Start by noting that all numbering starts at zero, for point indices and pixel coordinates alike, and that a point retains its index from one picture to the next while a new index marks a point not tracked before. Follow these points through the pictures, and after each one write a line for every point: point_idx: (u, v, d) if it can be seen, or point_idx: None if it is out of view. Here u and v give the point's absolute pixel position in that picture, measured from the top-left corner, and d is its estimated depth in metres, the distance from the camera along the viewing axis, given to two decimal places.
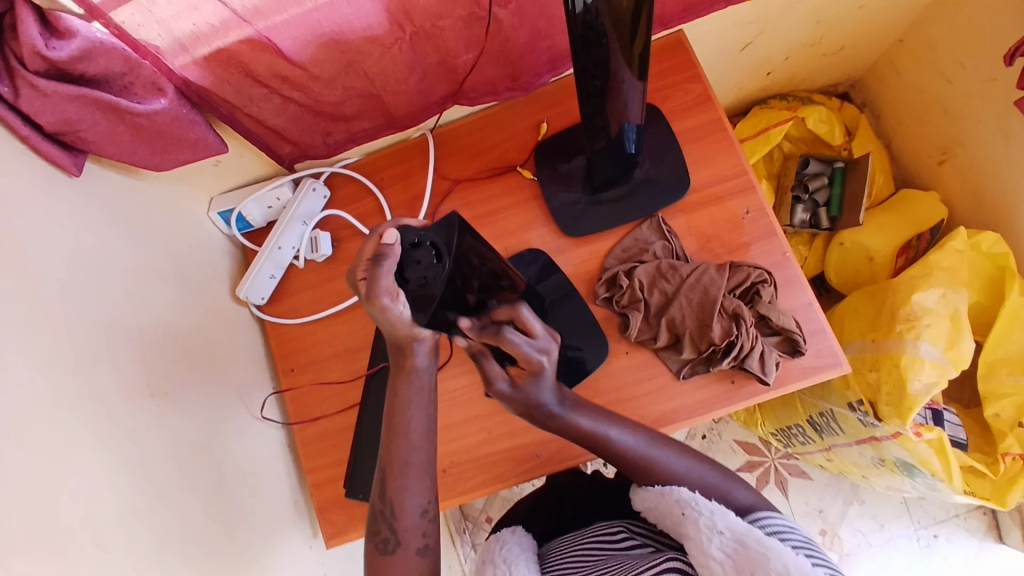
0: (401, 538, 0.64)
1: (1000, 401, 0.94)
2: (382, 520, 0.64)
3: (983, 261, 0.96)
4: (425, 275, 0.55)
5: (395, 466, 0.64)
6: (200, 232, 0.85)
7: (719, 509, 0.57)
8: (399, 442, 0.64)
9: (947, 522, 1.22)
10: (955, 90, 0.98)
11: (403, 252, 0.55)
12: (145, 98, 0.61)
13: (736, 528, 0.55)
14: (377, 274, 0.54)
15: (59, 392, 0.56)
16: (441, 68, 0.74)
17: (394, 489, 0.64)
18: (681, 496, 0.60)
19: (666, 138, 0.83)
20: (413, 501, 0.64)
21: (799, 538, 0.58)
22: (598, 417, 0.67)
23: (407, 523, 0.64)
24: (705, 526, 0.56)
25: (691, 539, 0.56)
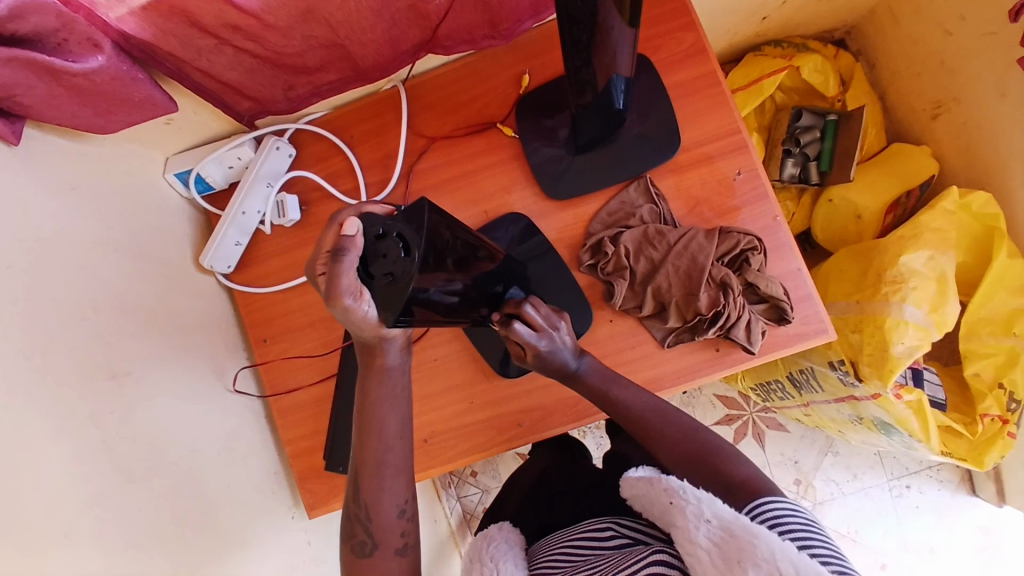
0: (378, 540, 0.64)
1: (981, 360, 0.96)
2: (358, 523, 0.64)
3: (971, 222, 0.95)
4: (394, 270, 0.50)
5: (368, 470, 0.63)
6: (156, 196, 0.79)
7: (706, 497, 0.54)
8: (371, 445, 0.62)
9: (919, 474, 1.27)
10: (953, 43, 0.94)
11: (368, 245, 0.50)
12: (81, 56, 0.54)
13: (723, 515, 0.52)
14: (339, 272, 0.50)
15: (9, 380, 0.52)
16: (412, 14, 0.67)
17: (369, 493, 0.63)
18: (669, 484, 0.58)
19: (657, 93, 0.78)
20: (389, 503, 0.63)
21: (800, 521, 0.54)
22: (608, 381, 0.72)
23: (383, 524, 0.63)
24: (692, 514, 0.53)
25: (678, 527, 0.53)
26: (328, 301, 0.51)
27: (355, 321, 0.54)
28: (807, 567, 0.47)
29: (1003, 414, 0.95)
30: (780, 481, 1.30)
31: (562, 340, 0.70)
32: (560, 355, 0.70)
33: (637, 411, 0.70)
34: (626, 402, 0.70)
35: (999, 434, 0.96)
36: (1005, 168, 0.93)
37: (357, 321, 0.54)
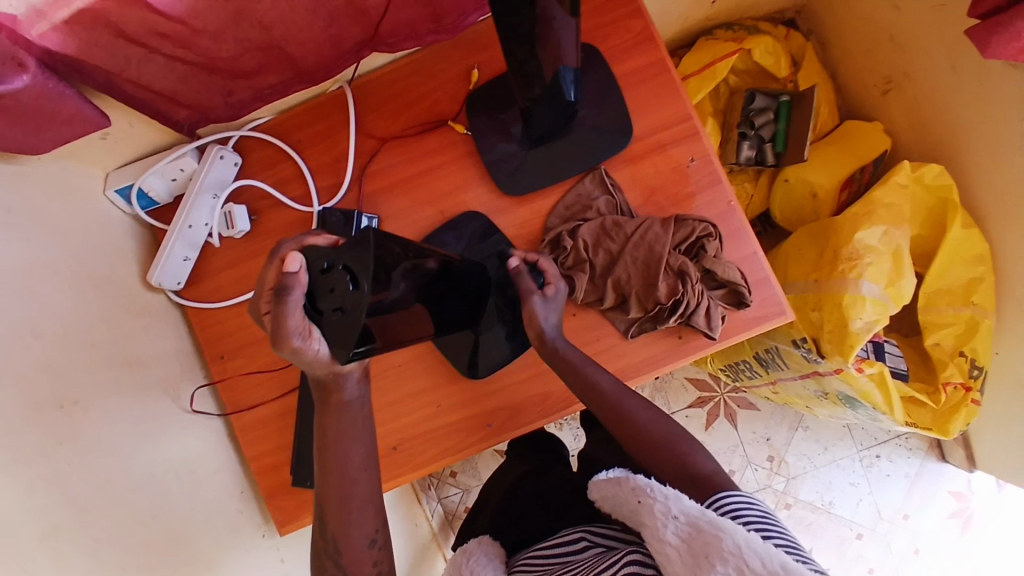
0: (350, 571, 0.63)
1: (939, 331, 0.99)
2: (327, 558, 0.63)
3: (925, 193, 0.97)
4: (342, 305, 0.49)
5: (331, 504, 0.61)
6: (97, 214, 0.75)
7: (673, 495, 0.53)
8: (335, 478, 0.61)
9: (887, 443, 1.30)
10: (901, 17, 0.95)
11: (312, 280, 0.49)
12: (5, 75, 0.51)
13: (690, 511, 0.51)
14: (284, 313, 0.49)
15: None
16: (349, 11, 0.65)
17: (337, 526, 0.62)
18: (636, 483, 0.57)
19: (608, 83, 0.78)
20: (358, 534, 0.62)
21: (756, 513, 0.56)
22: (578, 358, 0.71)
23: (353, 556, 0.62)
24: (660, 512, 0.52)
25: (647, 526, 0.53)
26: (275, 343, 0.50)
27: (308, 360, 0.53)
28: (772, 557, 0.46)
29: (966, 381, 0.98)
30: (753, 458, 1.33)
31: (546, 308, 0.73)
32: (546, 315, 0.73)
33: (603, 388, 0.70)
34: (599, 379, 0.70)
35: (963, 402, 0.98)
36: (957, 139, 0.95)
37: (309, 358, 0.53)
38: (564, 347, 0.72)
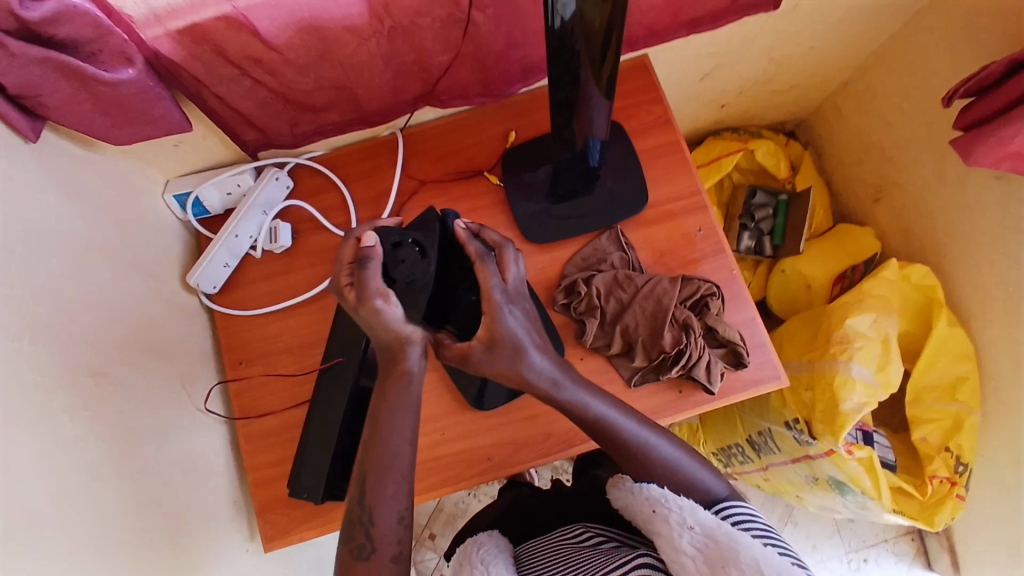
0: (376, 545, 0.62)
1: (928, 425, 1.03)
2: (358, 526, 0.62)
3: (913, 291, 1.04)
4: (412, 272, 0.62)
5: (373, 468, 0.63)
6: (153, 214, 0.82)
7: (688, 505, 0.59)
8: (381, 445, 0.63)
9: (875, 545, 1.29)
10: (892, 132, 1.09)
11: (387, 253, 0.62)
12: (112, 66, 0.60)
13: (706, 523, 0.57)
14: (365, 276, 0.59)
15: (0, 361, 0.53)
16: (416, 67, 0.76)
17: (374, 494, 0.62)
18: (650, 493, 0.62)
19: (628, 156, 0.87)
20: (391, 509, 0.62)
21: (761, 527, 0.62)
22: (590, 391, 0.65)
23: (384, 530, 0.62)
24: (676, 522, 0.58)
25: (662, 535, 0.58)
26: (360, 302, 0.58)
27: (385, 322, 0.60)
28: (784, 570, 0.53)
29: (951, 475, 1.01)
30: None
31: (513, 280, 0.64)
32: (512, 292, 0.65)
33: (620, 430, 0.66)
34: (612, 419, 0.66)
35: (948, 496, 1.01)
36: (943, 242, 1.05)
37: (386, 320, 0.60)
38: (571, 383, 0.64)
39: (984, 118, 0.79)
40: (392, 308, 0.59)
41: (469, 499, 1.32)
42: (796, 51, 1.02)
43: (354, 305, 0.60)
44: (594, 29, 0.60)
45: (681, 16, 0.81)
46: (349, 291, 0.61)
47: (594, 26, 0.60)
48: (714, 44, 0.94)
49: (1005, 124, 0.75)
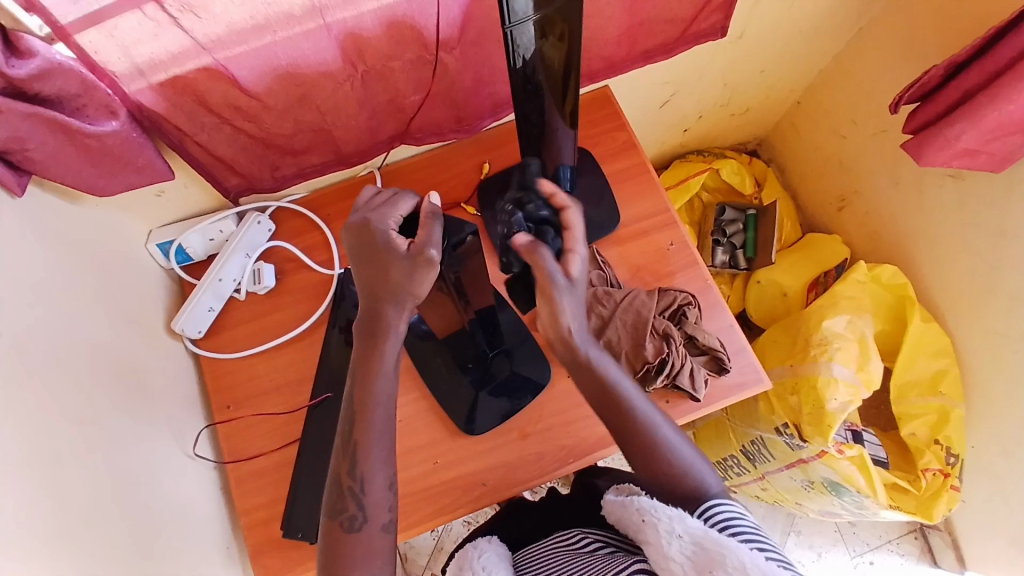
0: (368, 514, 0.63)
1: (914, 421, 1.05)
2: (350, 497, 0.63)
3: (884, 292, 1.09)
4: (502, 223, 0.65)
5: (366, 410, 0.63)
6: (137, 263, 0.83)
7: (676, 513, 0.61)
8: (376, 377, 0.63)
9: (880, 548, 1.29)
10: (847, 143, 1.15)
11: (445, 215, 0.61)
12: (96, 119, 0.62)
13: (694, 531, 0.59)
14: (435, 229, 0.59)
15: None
16: (390, 107, 0.80)
17: (365, 463, 0.63)
18: (641, 504, 0.63)
19: (598, 179, 0.91)
20: (381, 475, 0.63)
21: (749, 525, 0.62)
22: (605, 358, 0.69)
23: (375, 497, 0.63)
24: (665, 531, 0.59)
25: (652, 544, 0.60)
26: (429, 252, 0.58)
27: (418, 279, 0.59)
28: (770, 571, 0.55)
29: (944, 467, 1.02)
30: None
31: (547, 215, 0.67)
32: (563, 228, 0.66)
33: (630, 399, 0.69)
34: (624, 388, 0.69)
35: (943, 488, 1.01)
36: (910, 244, 1.10)
37: (421, 279, 0.59)
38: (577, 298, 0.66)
39: (930, 122, 0.85)
40: (433, 273, 0.59)
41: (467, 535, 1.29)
42: (748, 75, 1.08)
43: (400, 252, 0.59)
44: (555, 69, 0.65)
45: (637, 48, 0.87)
46: (398, 237, 0.60)
47: (554, 65, 0.65)
48: (670, 73, 0.99)
49: (949, 125, 0.80)
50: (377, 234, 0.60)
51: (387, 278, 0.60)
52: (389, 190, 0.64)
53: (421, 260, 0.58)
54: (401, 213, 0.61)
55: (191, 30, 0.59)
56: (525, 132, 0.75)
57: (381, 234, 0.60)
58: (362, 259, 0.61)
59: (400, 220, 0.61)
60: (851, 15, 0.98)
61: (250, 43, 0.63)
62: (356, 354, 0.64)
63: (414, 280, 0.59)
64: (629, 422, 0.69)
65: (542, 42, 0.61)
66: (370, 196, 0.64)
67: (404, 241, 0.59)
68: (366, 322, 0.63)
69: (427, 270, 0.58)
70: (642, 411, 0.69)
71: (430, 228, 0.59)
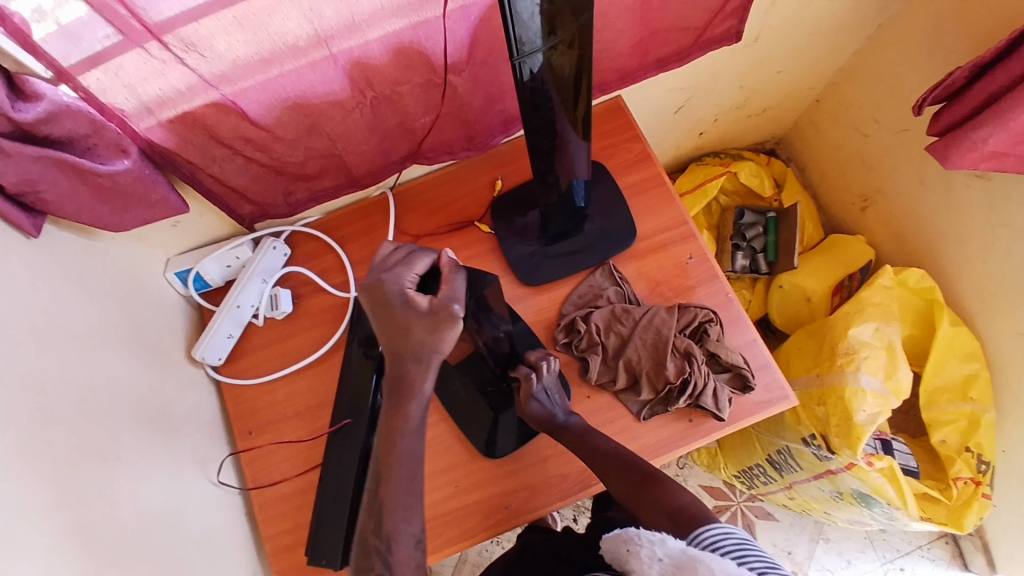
0: (394, 571, 0.64)
1: (945, 427, 1.02)
2: (376, 556, 0.64)
3: (912, 295, 1.05)
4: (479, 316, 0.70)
5: (391, 471, 0.64)
6: (156, 293, 0.84)
7: (658, 538, 0.59)
8: (400, 438, 0.64)
9: (911, 554, 1.27)
10: (870, 142, 1.11)
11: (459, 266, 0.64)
12: (108, 158, 0.63)
13: (673, 553, 0.57)
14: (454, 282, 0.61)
15: (18, 452, 0.54)
16: (400, 129, 0.79)
17: (390, 523, 0.64)
18: (626, 534, 0.61)
19: (613, 192, 0.89)
20: (408, 533, 0.64)
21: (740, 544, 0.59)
22: (589, 430, 0.77)
23: (402, 556, 0.64)
24: (647, 557, 0.58)
25: (636, 573, 0.58)
26: (456, 309, 0.59)
27: (442, 336, 0.60)
28: None
29: (975, 475, 0.99)
30: None
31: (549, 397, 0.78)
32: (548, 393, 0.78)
33: (603, 450, 0.74)
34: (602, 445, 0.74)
35: (974, 496, 0.99)
36: (939, 246, 1.06)
37: (444, 335, 0.60)
38: (576, 425, 0.77)
39: (955, 122, 0.81)
40: (456, 328, 0.60)
41: (491, 548, 1.29)
42: (765, 76, 1.05)
43: (421, 309, 0.59)
44: (565, 76, 0.63)
45: (649, 58, 0.84)
46: (415, 295, 0.60)
47: (564, 72, 0.62)
48: (684, 79, 0.97)
49: (975, 127, 0.77)
50: (394, 293, 0.60)
51: (410, 336, 0.60)
52: (406, 246, 0.63)
53: (445, 315, 0.59)
54: (418, 271, 0.61)
55: (196, 67, 0.59)
56: (538, 149, 0.72)
57: (394, 293, 0.60)
58: (383, 318, 0.61)
59: (417, 278, 0.61)
60: (870, 12, 0.94)
61: (256, 77, 0.62)
62: (381, 415, 0.65)
63: (437, 337, 0.60)
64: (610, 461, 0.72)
65: (551, 52, 0.59)
66: (387, 250, 0.64)
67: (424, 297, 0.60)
68: (393, 381, 0.63)
69: (451, 325, 0.60)
70: (614, 450, 0.74)
71: (453, 283, 0.61)
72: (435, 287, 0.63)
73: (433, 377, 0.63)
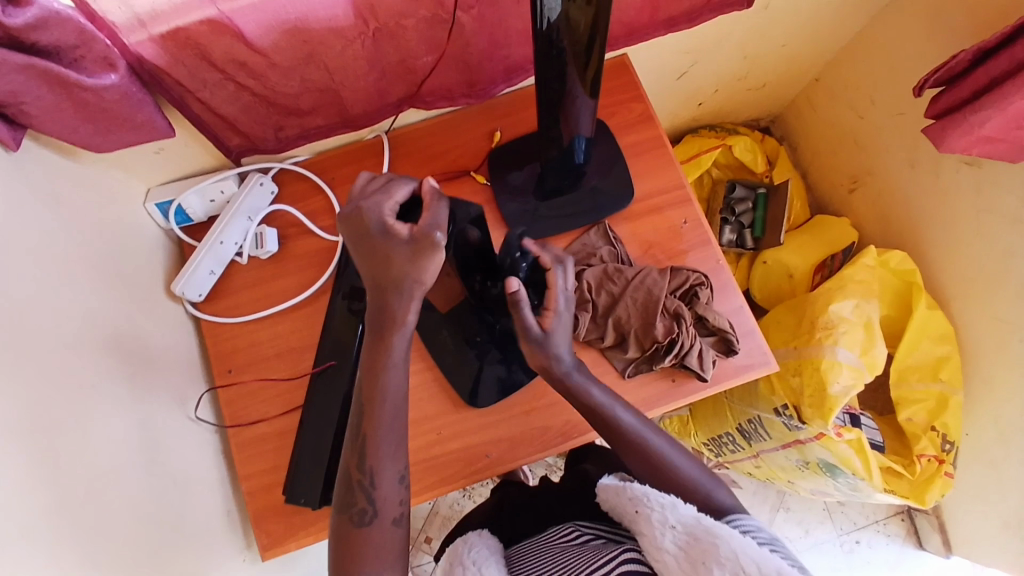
0: (378, 508, 0.62)
1: (913, 406, 1.05)
2: (359, 491, 0.62)
3: (892, 277, 1.08)
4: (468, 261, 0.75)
5: (376, 405, 0.63)
6: (136, 223, 0.81)
7: (669, 504, 0.60)
8: (384, 371, 0.63)
9: (867, 528, 1.32)
10: (864, 124, 1.12)
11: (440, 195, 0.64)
12: (95, 72, 0.59)
13: (686, 521, 0.58)
14: (434, 209, 0.61)
15: None
16: (401, 68, 0.76)
17: (374, 456, 0.62)
18: (633, 493, 0.63)
19: (614, 152, 0.88)
20: (391, 469, 0.62)
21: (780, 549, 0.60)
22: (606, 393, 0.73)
23: (385, 491, 0.62)
24: (658, 521, 0.59)
25: (645, 535, 0.59)
26: (436, 237, 0.59)
27: (423, 265, 0.60)
28: (766, 561, 0.53)
29: (939, 454, 1.03)
30: None
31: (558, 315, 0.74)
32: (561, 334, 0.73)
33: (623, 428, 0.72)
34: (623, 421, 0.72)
35: (937, 474, 1.02)
36: (921, 231, 1.08)
37: (426, 263, 0.60)
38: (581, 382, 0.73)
39: (954, 106, 0.82)
40: (438, 257, 0.61)
41: (464, 502, 1.30)
42: (769, 48, 1.04)
43: (401, 238, 0.60)
44: (579, 33, 0.61)
45: (659, 14, 0.83)
46: (395, 224, 0.60)
47: (579, 29, 0.60)
48: (691, 42, 0.96)
49: (974, 111, 0.77)
50: (375, 221, 0.60)
51: (390, 266, 0.61)
52: (383, 176, 0.64)
53: (426, 243, 0.60)
54: (396, 200, 0.61)
55: None
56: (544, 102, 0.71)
57: (375, 223, 0.60)
58: (363, 248, 0.62)
59: (396, 207, 0.61)
60: None
61: None
62: (364, 348, 0.64)
63: (419, 267, 0.61)
64: (626, 437, 0.72)
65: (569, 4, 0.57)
66: (365, 182, 0.64)
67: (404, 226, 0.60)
68: (376, 313, 0.64)
69: (432, 253, 0.60)
70: (637, 432, 0.72)
71: (435, 210, 0.61)
72: (415, 215, 0.63)
73: (417, 308, 0.63)
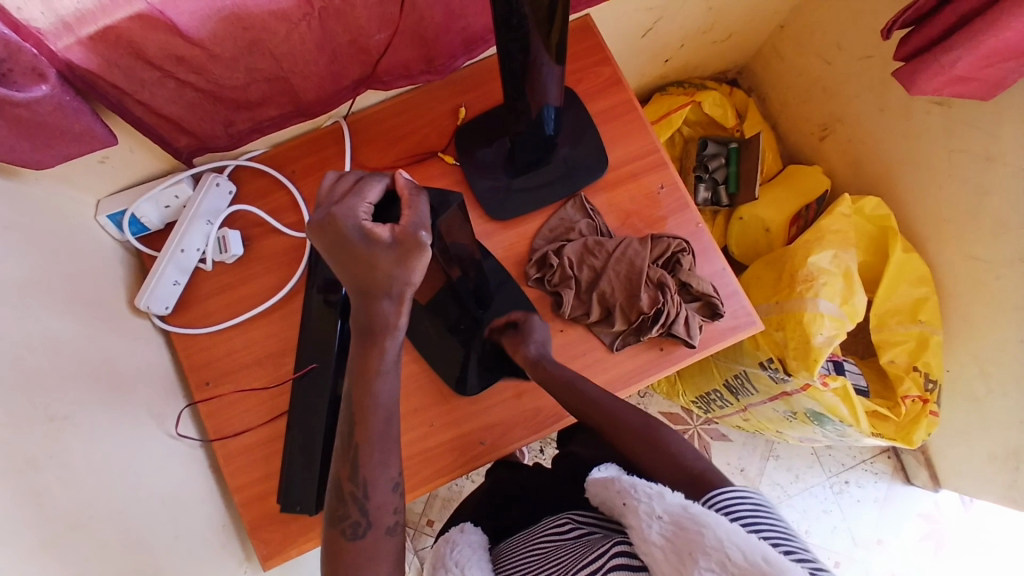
0: (372, 519, 0.61)
1: (894, 348, 1.07)
2: (352, 503, 0.60)
3: (866, 223, 1.09)
4: (462, 252, 0.71)
5: (366, 414, 0.60)
6: (89, 239, 0.76)
7: (656, 494, 0.58)
8: (375, 377, 0.60)
9: (855, 468, 1.37)
10: (832, 70, 1.11)
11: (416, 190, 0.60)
12: (25, 85, 0.54)
13: (672, 510, 0.55)
14: (416, 206, 0.57)
15: None
16: (353, 48, 0.71)
17: (367, 467, 0.60)
18: (621, 485, 0.62)
19: (584, 121, 0.86)
20: (385, 478, 0.61)
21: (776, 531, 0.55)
22: (565, 371, 0.74)
23: (380, 501, 0.61)
24: (645, 513, 0.56)
25: (633, 527, 0.57)
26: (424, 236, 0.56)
27: (410, 267, 0.56)
28: (753, 546, 0.50)
29: (922, 394, 1.06)
30: None
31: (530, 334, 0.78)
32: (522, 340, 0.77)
33: (586, 394, 0.72)
34: (579, 386, 0.73)
35: (922, 413, 1.05)
36: (892, 173, 1.09)
37: (414, 265, 0.56)
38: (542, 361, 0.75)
39: (923, 47, 0.80)
40: (426, 256, 0.56)
41: (462, 483, 1.30)
42: None
43: (384, 241, 0.55)
44: None
45: None
46: (374, 228, 0.56)
47: None
48: None
49: (945, 52, 0.76)
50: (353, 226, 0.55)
51: (375, 271, 0.56)
52: (350, 176, 0.60)
53: (412, 244, 0.56)
54: (370, 200, 0.58)
55: None
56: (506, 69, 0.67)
57: (353, 229, 0.55)
58: (342, 257, 0.56)
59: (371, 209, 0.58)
60: None
61: None
62: (352, 352, 0.60)
63: (406, 269, 0.56)
64: (586, 403, 0.72)
65: None
66: (332, 183, 0.60)
67: (385, 227, 0.56)
68: (363, 322, 0.59)
69: (420, 254, 0.56)
70: (591, 401, 0.72)
71: (415, 207, 0.57)
72: (392, 214, 0.59)
73: (407, 312, 0.59)
